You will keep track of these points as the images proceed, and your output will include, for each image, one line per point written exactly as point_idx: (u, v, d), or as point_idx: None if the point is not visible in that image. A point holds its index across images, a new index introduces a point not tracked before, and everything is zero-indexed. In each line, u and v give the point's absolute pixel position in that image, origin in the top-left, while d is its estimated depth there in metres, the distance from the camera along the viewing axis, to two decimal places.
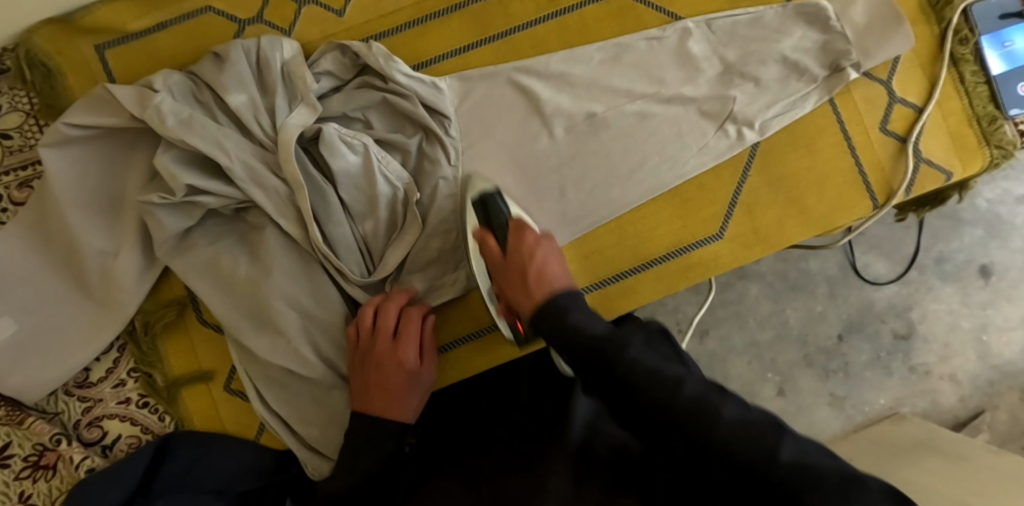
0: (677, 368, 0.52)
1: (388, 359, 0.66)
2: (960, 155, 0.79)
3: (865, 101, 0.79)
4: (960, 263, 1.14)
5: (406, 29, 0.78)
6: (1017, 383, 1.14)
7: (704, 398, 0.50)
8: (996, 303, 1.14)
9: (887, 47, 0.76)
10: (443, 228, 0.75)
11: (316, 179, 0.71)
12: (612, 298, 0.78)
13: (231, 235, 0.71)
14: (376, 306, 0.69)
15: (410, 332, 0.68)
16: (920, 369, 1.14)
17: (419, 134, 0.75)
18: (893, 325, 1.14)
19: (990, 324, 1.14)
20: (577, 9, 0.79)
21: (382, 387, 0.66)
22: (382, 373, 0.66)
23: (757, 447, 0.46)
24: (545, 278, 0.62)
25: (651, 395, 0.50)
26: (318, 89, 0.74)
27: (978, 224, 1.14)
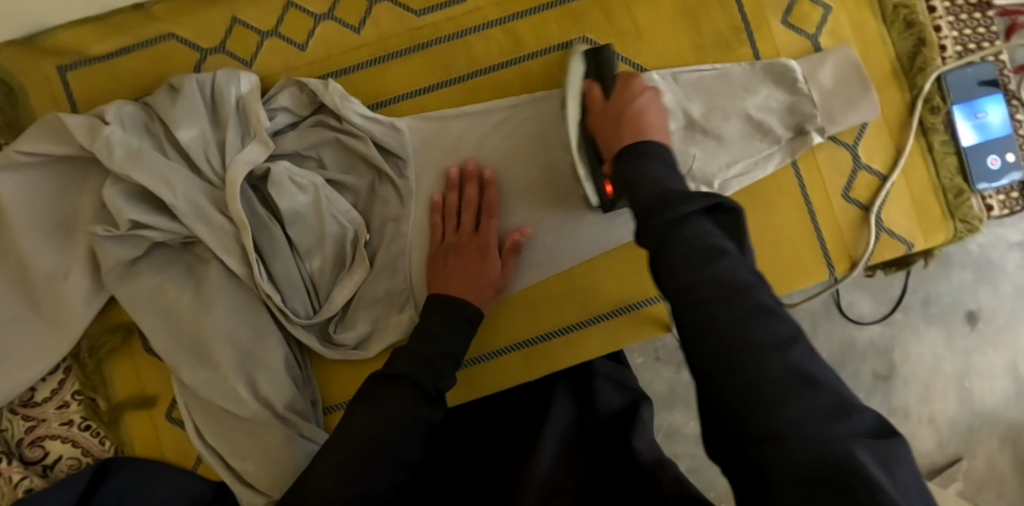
0: (725, 241, 0.48)
1: (471, 244, 0.72)
2: (923, 226, 0.78)
3: (829, 165, 0.77)
4: (946, 306, 1.03)
5: (367, 66, 0.77)
6: (997, 430, 1.03)
7: (736, 276, 0.45)
8: (981, 349, 1.03)
9: (851, 113, 0.76)
10: (391, 269, 0.74)
11: (263, 217, 0.71)
12: (535, 360, 0.77)
13: (177, 265, 0.71)
14: (458, 173, 0.75)
15: (491, 224, 0.73)
16: (900, 410, 1.04)
17: (371, 175, 0.75)
18: (874, 366, 1.04)
19: (973, 370, 1.03)
20: (541, 55, 0.78)
21: (460, 263, 0.71)
22: (459, 260, 0.71)
23: (805, 386, 0.39)
24: (640, 124, 0.62)
25: (706, 293, 0.44)
26: (271, 126, 0.73)
27: (968, 266, 1.03)
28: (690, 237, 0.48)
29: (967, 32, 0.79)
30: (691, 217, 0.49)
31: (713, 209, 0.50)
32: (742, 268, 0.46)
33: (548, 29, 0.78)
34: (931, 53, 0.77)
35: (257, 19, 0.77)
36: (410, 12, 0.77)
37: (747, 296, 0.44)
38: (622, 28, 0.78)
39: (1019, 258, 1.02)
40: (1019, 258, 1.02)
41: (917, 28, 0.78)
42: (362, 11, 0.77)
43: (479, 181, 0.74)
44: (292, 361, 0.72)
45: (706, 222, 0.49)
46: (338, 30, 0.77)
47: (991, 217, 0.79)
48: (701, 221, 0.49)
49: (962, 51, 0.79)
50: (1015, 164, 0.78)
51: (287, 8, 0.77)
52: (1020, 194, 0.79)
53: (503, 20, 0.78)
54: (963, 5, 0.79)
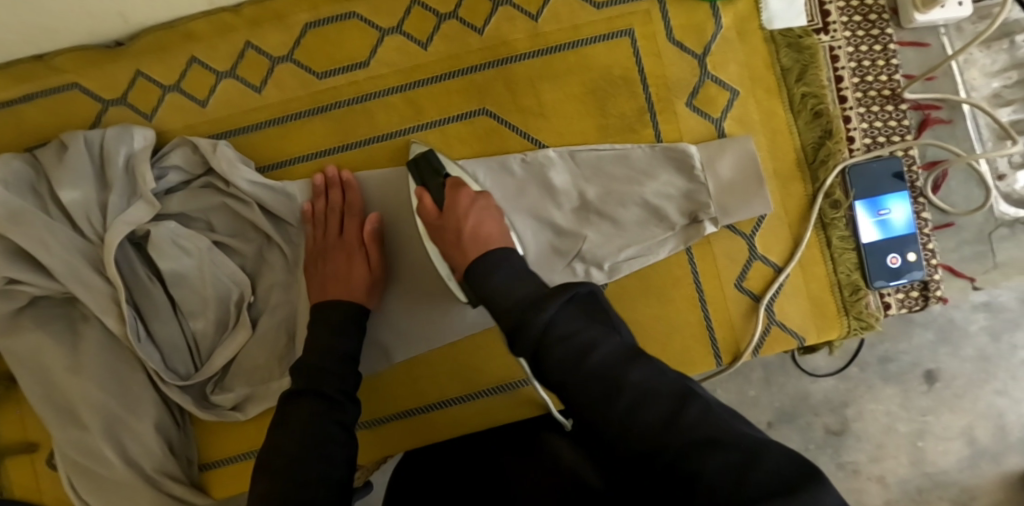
0: (594, 328, 0.51)
1: (336, 248, 0.74)
2: (817, 321, 0.76)
3: (725, 255, 0.76)
4: (906, 365, 0.93)
5: (267, 126, 0.78)
6: (948, 495, 0.92)
7: (608, 359, 0.49)
8: (938, 410, 0.92)
9: (745, 208, 0.74)
10: (273, 334, 0.75)
11: (143, 278, 0.71)
12: (409, 432, 0.78)
13: (60, 320, 0.72)
14: (324, 181, 0.76)
15: (352, 222, 0.75)
16: (849, 467, 0.93)
17: (260, 240, 0.75)
18: (826, 420, 0.93)
19: (927, 432, 0.93)
20: (441, 124, 0.78)
21: (334, 266, 0.72)
22: (335, 264, 0.73)
23: (712, 433, 0.43)
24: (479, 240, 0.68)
25: (597, 391, 0.48)
26: (156, 186, 0.73)
27: (929, 325, 0.92)
28: (573, 343, 0.50)
29: (878, 125, 0.77)
30: (563, 315, 0.52)
31: (576, 317, 0.52)
32: (611, 351, 0.50)
33: (449, 99, 0.77)
34: (836, 144, 0.76)
35: (160, 73, 0.77)
36: (313, 74, 0.78)
37: (621, 377, 0.48)
38: (522, 103, 0.77)
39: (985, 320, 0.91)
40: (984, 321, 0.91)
41: (825, 118, 0.76)
42: (264, 71, 0.77)
43: (341, 184, 0.75)
44: (166, 422, 0.73)
45: (574, 313, 0.52)
46: (239, 89, 0.78)
47: (888, 314, 0.77)
48: (582, 322, 0.52)
49: (871, 144, 0.77)
50: (916, 263, 0.76)
51: (190, 64, 0.77)
52: (921, 294, 0.77)
53: (404, 88, 0.78)
54: (875, 97, 0.77)
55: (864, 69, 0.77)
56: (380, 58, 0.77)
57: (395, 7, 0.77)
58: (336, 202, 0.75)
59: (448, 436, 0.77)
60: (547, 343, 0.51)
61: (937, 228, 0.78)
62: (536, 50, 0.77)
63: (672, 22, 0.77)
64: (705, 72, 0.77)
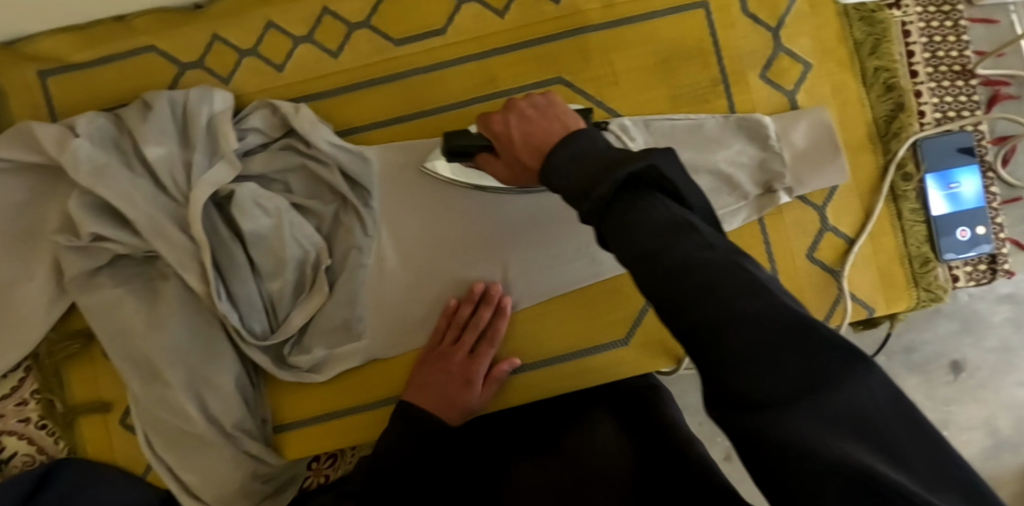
0: (647, 201, 0.42)
1: (460, 369, 0.73)
2: (887, 292, 0.77)
3: (795, 225, 0.77)
4: (930, 355, 0.96)
5: (343, 92, 0.78)
6: None
7: (653, 231, 0.40)
8: (961, 399, 0.96)
9: (819, 176, 0.75)
10: (348, 298, 0.76)
11: (225, 238, 0.72)
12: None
13: (138, 278, 0.72)
14: (483, 290, 0.75)
15: (488, 352, 0.74)
16: None
17: (336, 203, 0.76)
18: None
19: (951, 421, 0.96)
20: (516, 92, 0.78)
21: (448, 382, 0.72)
22: (448, 377, 0.72)
23: (756, 314, 0.35)
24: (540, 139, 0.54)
25: (644, 269, 0.39)
26: (239, 147, 0.73)
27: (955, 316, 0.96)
28: (629, 205, 0.42)
29: (948, 99, 0.78)
30: (610, 191, 0.43)
31: (643, 183, 0.43)
32: (658, 222, 0.40)
33: (524, 68, 0.78)
34: (908, 118, 0.77)
35: (237, 37, 0.78)
36: (389, 41, 0.78)
37: (661, 250, 0.39)
38: (596, 74, 0.78)
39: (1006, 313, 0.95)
40: (1006, 313, 0.95)
41: (896, 92, 0.77)
42: (341, 37, 0.78)
43: (497, 306, 0.75)
44: (244, 380, 0.73)
45: (631, 191, 0.43)
46: (315, 54, 0.78)
47: (955, 287, 0.78)
48: (647, 199, 0.43)
49: (942, 118, 0.78)
50: (983, 236, 0.77)
51: (268, 29, 0.78)
52: (988, 267, 0.79)
53: (479, 56, 0.78)
54: (946, 72, 0.78)
55: (935, 45, 0.78)
56: (456, 26, 0.78)
57: None
58: (477, 319, 0.75)
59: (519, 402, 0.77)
60: (620, 216, 0.42)
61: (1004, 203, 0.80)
62: (611, 20, 0.78)
63: None
64: (779, 45, 0.78)
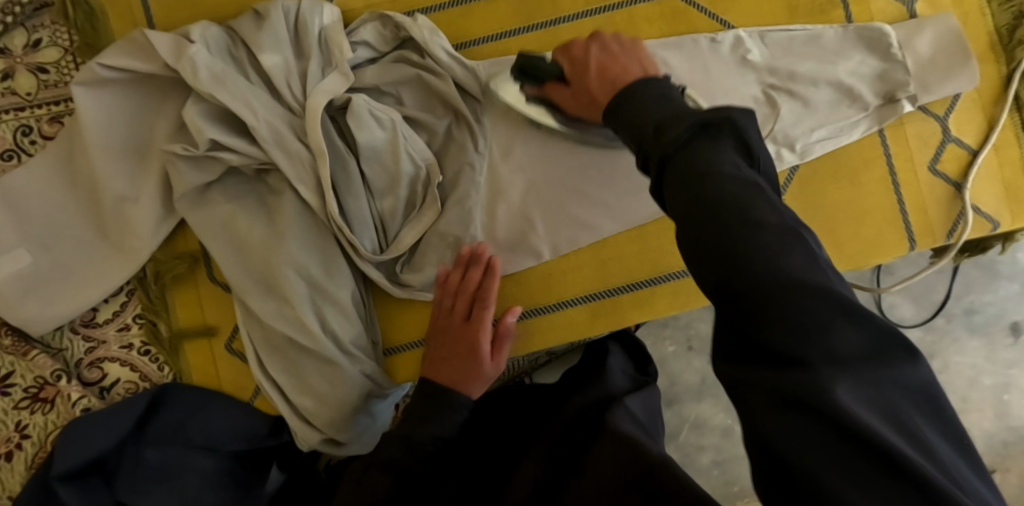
0: (763, 201, 0.38)
1: (463, 339, 0.70)
2: (1012, 205, 0.75)
3: (917, 137, 0.75)
4: (990, 317, 1.07)
5: (449, 6, 0.76)
6: None
7: (778, 248, 0.36)
8: (1023, 363, 1.06)
9: (947, 82, 0.72)
10: (461, 218, 0.74)
11: (340, 149, 0.70)
12: (597, 315, 0.77)
13: (249, 195, 0.71)
14: (467, 255, 0.72)
15: (484, 314, 0.71)
16: None
17: (449, 117, 0.74)
18: None
19: (1012, 385, 1.07)
20: (628, 6, 0.76)
21: (456, 353, 0.70)
22: (456, 351, 0.70)
23: (856, 360, 0.32)
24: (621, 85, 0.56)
25: (753, 285, 0.35)
26: (352, 58, 0.72)
27: (1015, 278, 1.07)
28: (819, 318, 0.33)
29: None
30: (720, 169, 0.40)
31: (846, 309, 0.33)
32: (781, 242, 0.36)
33: None
34: None
35: None
36: None
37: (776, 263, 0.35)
38: None
39: None
40: None
41: None
42: None
43: (483, 266, 0.72)
44: (358, 297, 0.71)
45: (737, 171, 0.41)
46: None
47: None
48: (720, 148, 0.43)
49: None
50: None
51: None
52: None
53: None
54: None
55: None
56: None
57: None
58: (460, 283, 0.72)
59: (635, 318, 0.77)
60: (687, 158, 0.43)
61: None
62: None
63: None
64: None
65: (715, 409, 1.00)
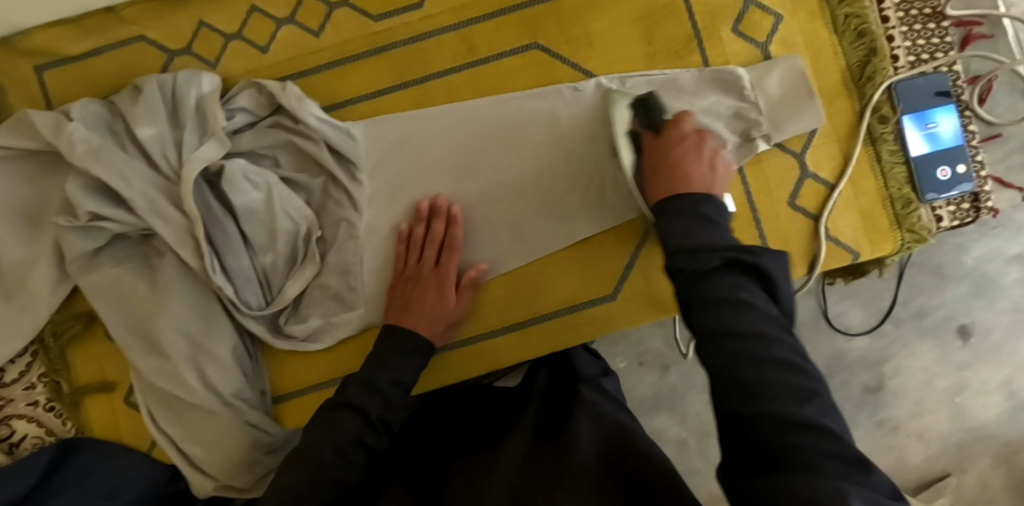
0: (751, 292, 0.51)
1: (433, 278, 0.75)
2: (871, 235, 0.78)
3: (776, 173, 0.78)
4: (939, 320, 1.06)
5: (325, 69, 0.80)
6: (992, 449, 1.06)
7: (758, 328, 0.49)
8: (975, 365, 1.06)
9: (796, 121, 0.76)
10: (341, 271, 0.78)
11: (217, 211, 0.74)
12: (493, 352, 0.80)
13: (136, 257, 0.75)
14: (428, 206, 0.77)
15: (452, 259, 0.75)
16: (888, 424, 1.07)
17: (323, 176, 0.78)
18: (863, 378, 1.07)
19: (968, 386, 1.06)
20: (494, 60, 0.80)
21: (423, 293, 0.74)
22: (424, 294, 0.74)
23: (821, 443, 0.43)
24: (681, 176, 0.61)
25: (717, 365, 0.49)
26: (228, 125, 0.76)
27: (963, 281, 1.05)
28: (745, 370, 0.47)
29: (921, 42, 0.79)
30: (722, 275, 0.52)
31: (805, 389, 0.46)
32: (784, 344, 0.49)
33: (501, 35, 0.79)
34: (881, 62, 0.78)
35: (223, 22, 0.81)
36: (369, 17, 0.80)
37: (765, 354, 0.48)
38: (572, 36, 0.79)
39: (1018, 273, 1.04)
40: (1017, 273, 1.04)
41: (868, 37, 0.78)
42: (323, 17, 0.80)
43: (448, 215, 0.76)
44: (241, 351, 0.75)
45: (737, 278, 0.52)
46: (298, 34, 0.80)
47: (940, 228, 0.79)
48: (733, 275, 0.52)
49: (915, 61, 0.79)
50: (965, 175, 0.78)
51: (252, 12, 0.80)
52: (972, 206, 0.79)
53: (457, 27, 0.80)
54: (917, 15, 0.79)
55: None
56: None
57: None
58: (436, 234, 0.76)
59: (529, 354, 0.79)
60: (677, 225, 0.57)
61: (985, 140, 0.79)
62: None
63: None
64: None
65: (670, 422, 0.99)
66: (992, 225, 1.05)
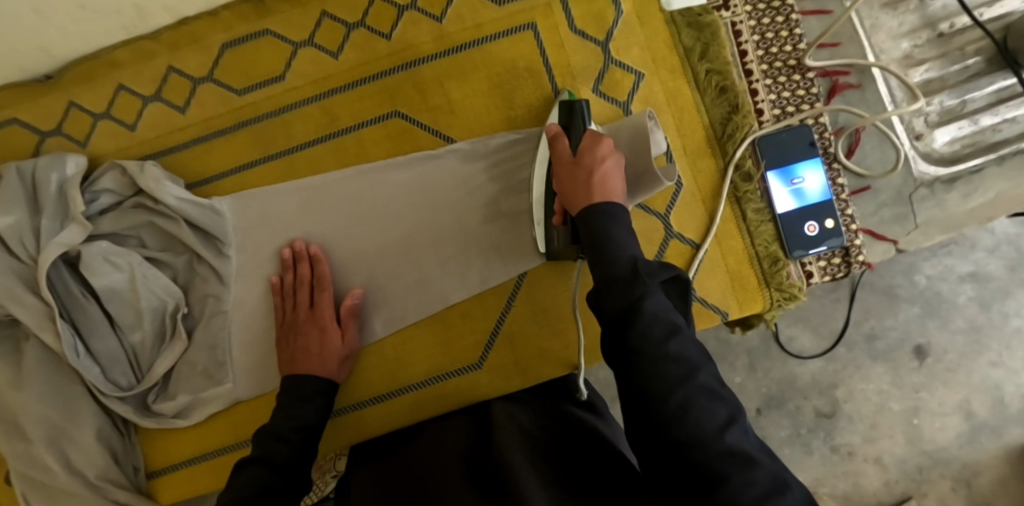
0: (678, 316, 0.54)
1: (309, 322, 0.75)
2: (739, 294, 0.77)
3: (640, 234, 0.77)
4: (893, 343, 1.07)
5: (191, 145, 0.81)
6: (950, 471, 1.06)
7: (671, 343, 0.52)
8: (931, 386, 1.06)
9: (641, 187, 0.73)
10: (208, 346, 0.78)
11: (77, 296, 0.76)
12: (362, 422, 0.80)
13: (4, 339, 0.76)
14: (292, 254, 0.78)
15: (323, 295, 0.76)
16: (843, 449, 1.07)
17: (188, 253, 0.79)
18: (816, 403, 1.08)
19: (922, 408, 1.06)
20: (356, 130, 0.80)
21: (304, 339, 0.74)
22: (307, 337, 0.74)
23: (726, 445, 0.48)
24: (603, 188, 0.64)
25: (632, 344, 0.52)
26: (87, 209, 0.76)
27: (915, 301, 1.07)
28: (675, 370, 0.51)
29: (785, 95, 0.78)
30: (649, 292, 0.54)
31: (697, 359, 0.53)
32: (692, 349, 0.52)
33: (361, 105, 0.80)
34: (743, 118, 0.77)
35: (90, 101, 0.81)
36: (232, 91, 0.81)
37: (690, 374, 0.51)
38: (432, 103, 0.80)
39: (971, 292, 1.06)
40: (970, 292, 1.06)
41: (731, 93, 0.77)
42: (187, 93, 0.81)
43: (310, 256, 0.77)
44: (108, 432, 0.77)
45: (662, 299, 0.55)
46: (164, 111, 0.81)
47: (811, 284, 0.78)
48: (653, 295, 0.54)
49: (780, 114, 0.78)
50: (834, 230, 0.76)
51: (119, 91, 0.81)
52: (842, 260, 0.77)
53: (319, 98, 0.80)
54: (781, 67, 0.78)
55: (768, 42, 0.79)
56: (296, 70, 0.80)
57: (307, 21, 0.80)
58: (307, 278, 0.77)
59: (396, 425, 0.79)
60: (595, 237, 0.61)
61: (854, 193, 0.78)
62: (446, 50, 0.80)
63: (573, 12, 0.78)
64: (609, 58, 0.78)
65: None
66: (943, 243, 1.06)
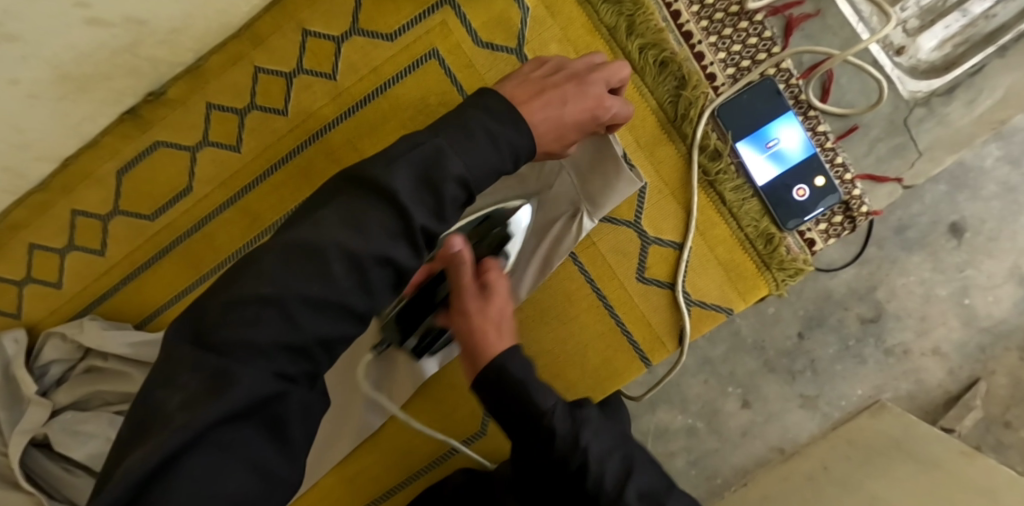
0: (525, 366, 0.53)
1: (579, 106, 0.56)
2: (738, 285, 0.68)
3: (612, 250, 0.69)
4: (925, 228, 0.92)
5: (123, 285, 0.75)
6: (1016, 341, 0.93)
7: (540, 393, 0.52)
8: (975, 261, 0.92)
9: (612, 192, 0.63)
10: None
11: (59, 472, 0.70)
12: None
13: None
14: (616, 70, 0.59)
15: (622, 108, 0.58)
16: (897, 350, 0.94)
17: None
18: (858, 311, 0.94)
19: (971, 285, 0.93)
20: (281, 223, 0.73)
21: (548, 97, 0.55)
22: (560, 102, 0.55)
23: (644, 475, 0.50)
24: (474, 349, 0.54)
25: (509, 405, 0.52)
26: (39, 386, 0.72)
27: (940, 178, 0.92)
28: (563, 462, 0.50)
29: (736, 49, 0.68)
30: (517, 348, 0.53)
31: (623, 464, 0.51)
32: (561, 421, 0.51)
33: (279, 195, 0.72)
34: (694, 91, 0.67)
35: (7, 269, 0.75)
36: (143, 218, 0.73)
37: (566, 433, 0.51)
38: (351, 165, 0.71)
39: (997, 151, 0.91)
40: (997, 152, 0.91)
41: (673, 65, 0.68)
42: (99, 233, 0.74)
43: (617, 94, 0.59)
44: None
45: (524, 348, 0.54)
46: (85, 259, 0.75)
47: (815, 252, 0.69)
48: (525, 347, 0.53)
49: (736, 72, 0.68)
50: (827, 187, 0.67)
51: (32, 251, 0.75)
52: (845, 217, 0.69)
53: (233, 200, 0.73)
54: (723, 19, 0.68)
55: None
56: (201, 177, 0.73)
57: (195, 120, 0.71)
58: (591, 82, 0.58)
59: None
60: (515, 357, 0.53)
61: (840, 137, 0.68)
62: (348, 108, 0.71)
63: (473, 25, 0.69)
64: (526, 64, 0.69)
65: (672, 413, 0.97)
66: None
